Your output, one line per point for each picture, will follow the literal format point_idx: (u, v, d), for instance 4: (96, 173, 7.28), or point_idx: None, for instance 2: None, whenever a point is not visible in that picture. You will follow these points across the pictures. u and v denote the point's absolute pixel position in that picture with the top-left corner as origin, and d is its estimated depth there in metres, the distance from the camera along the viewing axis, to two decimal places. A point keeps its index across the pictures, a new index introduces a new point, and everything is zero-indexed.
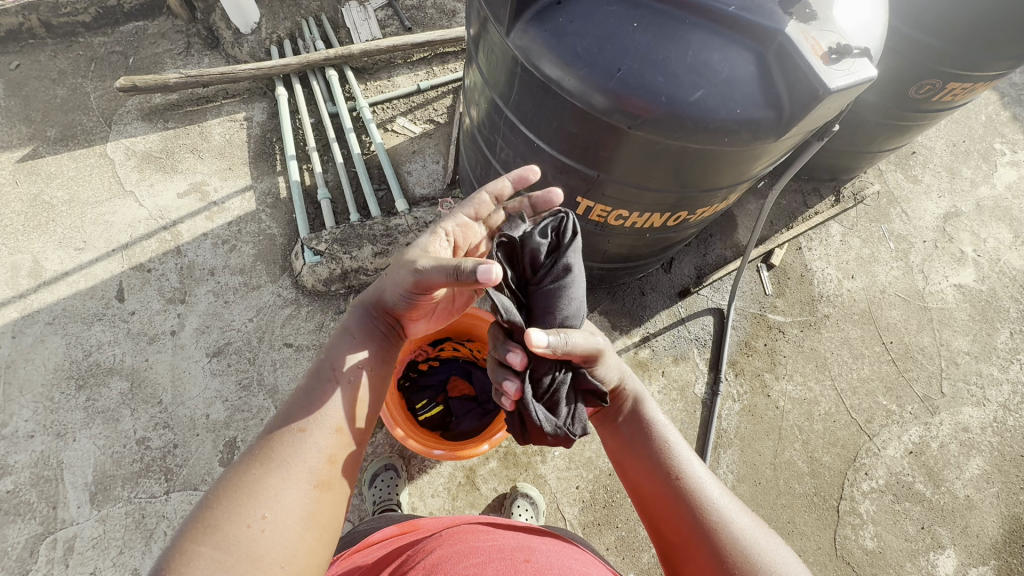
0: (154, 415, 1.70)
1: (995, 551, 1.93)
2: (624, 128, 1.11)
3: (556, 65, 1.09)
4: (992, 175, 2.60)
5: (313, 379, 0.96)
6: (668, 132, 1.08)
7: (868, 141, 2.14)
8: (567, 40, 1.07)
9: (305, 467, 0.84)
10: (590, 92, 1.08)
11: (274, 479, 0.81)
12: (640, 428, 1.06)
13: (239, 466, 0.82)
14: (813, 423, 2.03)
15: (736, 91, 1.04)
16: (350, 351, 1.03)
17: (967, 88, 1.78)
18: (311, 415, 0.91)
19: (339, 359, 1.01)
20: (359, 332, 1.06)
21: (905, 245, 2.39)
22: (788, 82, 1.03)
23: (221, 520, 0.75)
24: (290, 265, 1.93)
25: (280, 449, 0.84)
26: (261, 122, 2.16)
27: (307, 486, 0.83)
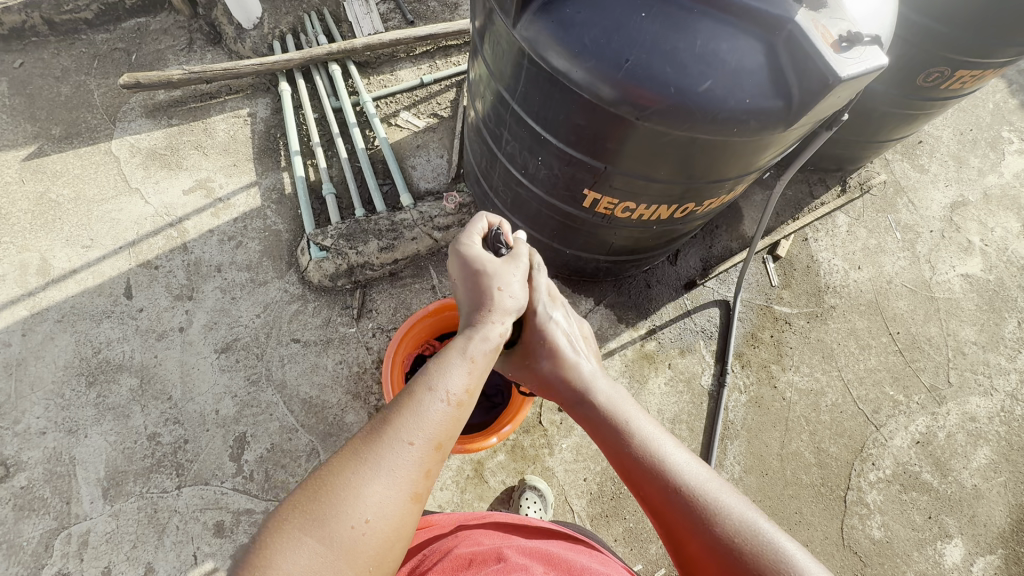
0: (165, 411, 1.71)
1: (1002, 540, 1.94)
2: (632, 119, 1.11)
3: (563, 56, 1.09)
4: (1000, 164, 2.58)
5: (420, 381, 0.78)
6: (677, 123, 1.07)
7: (874, 131, 2.12)
8: (574, 31, 1.07)
9: (410, 477, 0.71)
10: (598, 83, 1.07)
11: (372, 488, 0.68)
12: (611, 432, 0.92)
13: (339, 457, 0.71)
14: (820, 414, 2.03)
15: (745, 80, 1.03)
16: (462, 367, 0.81)
17: (976, 76, 1.76)
18: (424, 413, 0.75)
19: (453, 372, 0.80)
20: (475, 352, 0.84)
21: (912, 235, 2.38)
22: (798, 71, 1.02)
23: (328, 513, 0.65)
24: (296, 261, 1.94)
25: (383, 455, 0.70)
26: (264, 118, 2.16)
27: (404, 499, 0.70)
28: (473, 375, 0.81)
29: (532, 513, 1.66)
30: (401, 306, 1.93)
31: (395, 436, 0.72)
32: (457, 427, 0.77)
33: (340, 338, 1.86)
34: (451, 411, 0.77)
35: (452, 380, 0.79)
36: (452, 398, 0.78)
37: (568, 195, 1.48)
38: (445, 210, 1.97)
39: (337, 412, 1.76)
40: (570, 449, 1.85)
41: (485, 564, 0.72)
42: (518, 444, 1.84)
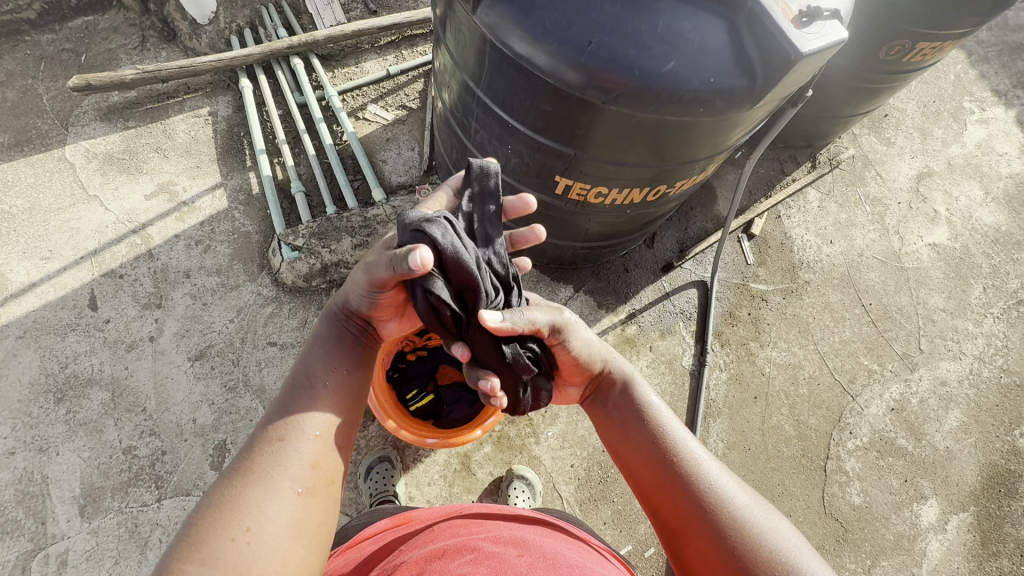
0: (139, 423, 1.67)
1: (973, 498, 2.02)
2: (598, 103, 1.09)
3: (525, 41, 1.07)
4: (963, 133, 2.65)
5: (286, 398, 0.91)
6: (643, 106, 1.06)
7: (841, 106, 2.15)
8: (534, 15, 1.05)
9: (287, 475, 0.80)
10: (562, 68, 1.06)
11: (257, 492, 0.76)
12: (630, 408, 1.05)
13: (216, 484, 0.77)
14: (798, 387, 2.07)
15: (708, 60, 1.03)
16: (328, 373, 0.97)
17: (936, 47, 1.78)
18: (285, 429, 0.86)
19: (318, 379, 0.95)
20: (340, 353, 1.01)
21: (881, 208, 2.43)
22: (760, 48, 1.03)
23: (208, 535, 0.70)
24: (268, 263, 1.90)
25: (259, 465, 0.80)
26: (226, 117, 2.08)
27: (291, 496, 0.78)
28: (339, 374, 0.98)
29: (521, 502, 1.67)
30: None
31: (269, 447, 0.83)
32: (330, 429, 0.90)
33: None
34: (325, 412, 0.91)
35: (320, 384, 0.95)
36: (324, 395, 0.93)
37: (539, 182, 1.47)
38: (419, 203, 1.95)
39: None
40: (555, 437, 1.86)
41: (458, 556, 0.72)
42: (504, 434, 1.84)
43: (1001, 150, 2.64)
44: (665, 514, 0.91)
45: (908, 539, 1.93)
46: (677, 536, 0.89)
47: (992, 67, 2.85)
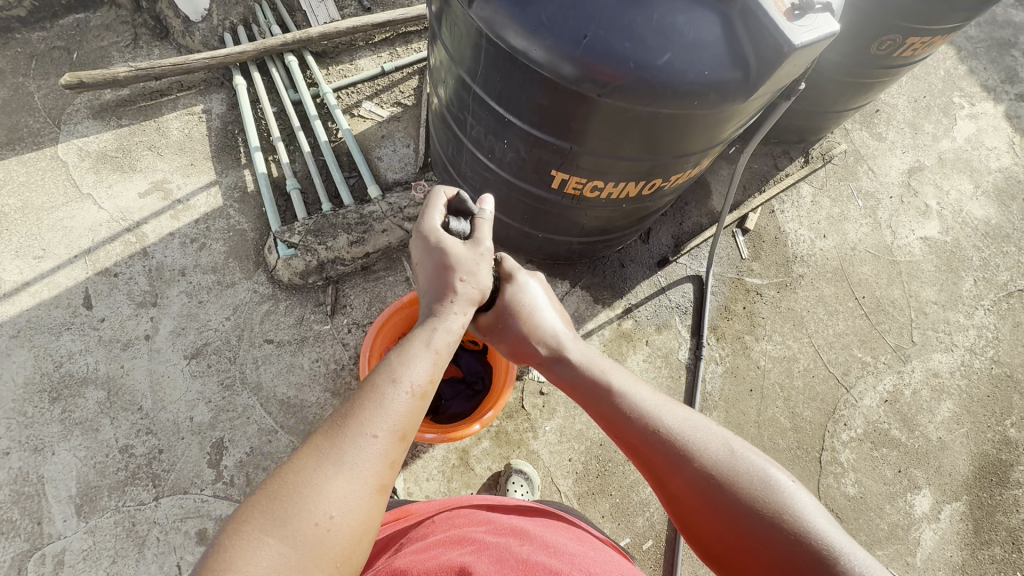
0: (136, 422, 1.66)
1: (965, 487, 2.05)
2: (593, 97, 1.10)
3: (521, 34, 1.07)
4: (953, 128, 2.68)
5: (381, 374, 0.80)
6: (639, 99, 1.07)
7: (833, 101, 2.17)
8: (530, 8, 1.05)
9: (370, 469, 0.73)
10: (558, 61, 1.06)
11: (338, 480, 0.69)
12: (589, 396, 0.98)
13: (295, 458, 0.71)
14: (792, 379, 2.09)
15: (702, 52, 1.03)
16: (424, 360, 0.84)
17: (926, 42, 1.81)
18: (375, 413, 0.76)
19: (413, 365, 0.82)
20: (439, 343, 0.87)
21: (873, 202, 2.45)
22: (754, 40, 1.03)
23: (289, 514, 0.66)
24: (264, 260, 1.89)
25: (345, 449, 0.72)
26: (220, 114, 2.07)
27: (370, 491, 0.72)
28: (430, 365, 0.84)
29: (519, 496, 1.68)
30: (376, 300, 1.92)
31: (357, 429, 0.73)
32: (415, 422, 0.80)
33: (315, 336, 1.84)
34: (415, 402, 0.80)
35: (412, 373, 0.82)
36: (414, 389, 0.81)
37: (535, 177, 1.48)
38: (415, 199, 1.96)
39: (316, 411, 1.75)
40: (553, 431, 1.86)
41: (459, 546, 0.73)
42: (502, 429, 1.85)
43: (990, 145, 2.68)
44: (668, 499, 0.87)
45: (902, 528, 1.95)
46: (689, 517, 0.84)
47: (982, 63, 2.88)
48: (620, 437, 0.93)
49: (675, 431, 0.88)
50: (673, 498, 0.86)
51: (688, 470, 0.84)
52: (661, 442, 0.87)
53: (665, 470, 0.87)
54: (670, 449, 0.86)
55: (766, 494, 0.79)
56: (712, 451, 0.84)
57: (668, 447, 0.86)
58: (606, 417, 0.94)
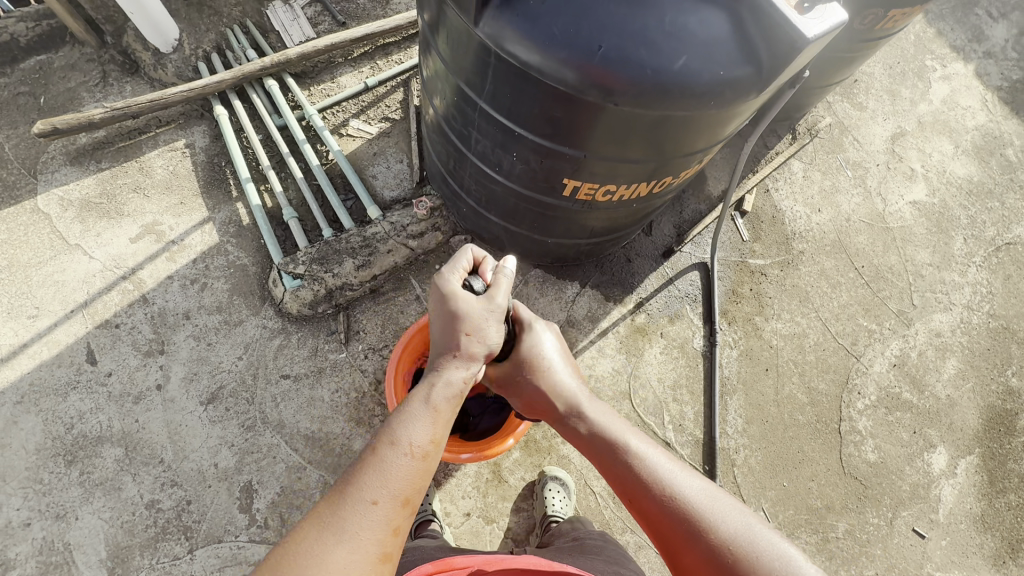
0: (159, 475, 1.61)
1: (976, 440, 2.12)
2: (604, 104, 1.09)
3: (532, 49, 1.04)
4: (928, 92, 2.73)
5: (384, 439, 0.93)
6: (656, 104, 1.06)
7: (820, 77, 2.19)
8: (539, 21, 1.02)
9: (370, 538, 0.83)
10: (570, 73, 1.04)
11: (342, 553, 0.80)
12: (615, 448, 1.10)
13: (309, 530, 0.82)
14: (805, 355, 2.13)
15: (716, 52, 1.03)
16: (423, 422, 0.96)
17: (906, 14, 1.82)
18: (380, 485, 0.87)
19: (413, 428, 0.94)
20: (437, 401, 0.99)
21: (861, 171, 2.50)
22: (766, 36, 1.03)
23: None
24: (270, 294, 1.84)
25: (349, 519, 0.83)
26: (204, 147, 1.99)
27: (371, 559, 0.82)
28: (430, 429, 0.96)
29: (557, 502, 1.68)
30: (389, 322, 1.89)
31: (360, 497, 0.85)
32: (416, 487, 0.91)
33: (331, 366, 1.81)
34: (414, 464, 0.92)
35: (414, 435, 0.93)
36: (412, 450, 0.92)
37: (544, 186, 1.46)
38: (417, 216, 1.92)
39: (343, 442, 1.73)
40: None
41: None
42: (530, 438, 1.84)
43: (965, 104, 2.75)
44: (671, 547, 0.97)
45: (923, 487, 2.02)
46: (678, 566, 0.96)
47: (949, 24, 2.94)
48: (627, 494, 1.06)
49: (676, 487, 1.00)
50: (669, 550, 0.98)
51: (683, 525, 0.95)
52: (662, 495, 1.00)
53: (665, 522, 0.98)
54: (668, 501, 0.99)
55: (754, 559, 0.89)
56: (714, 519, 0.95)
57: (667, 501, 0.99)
58: (613, 472, 1.08)
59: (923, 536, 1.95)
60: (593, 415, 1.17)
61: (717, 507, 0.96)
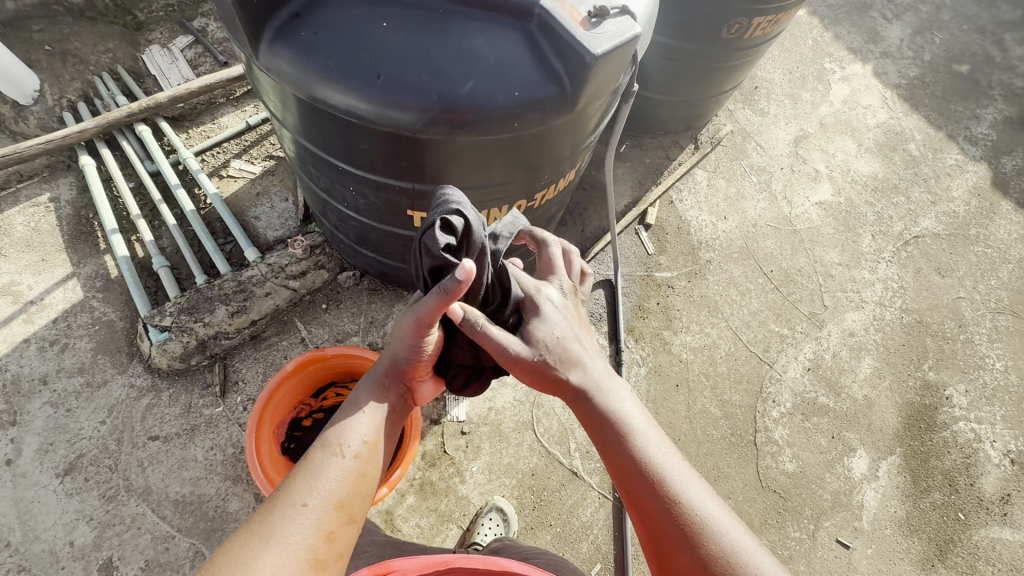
0: (4, 561, 1.47)
1: (897, 439, 2.08)
2: (406, 134, 1.02)
3: (313, 82, 0.97)
4: (828, 93, 2.77)
5: (316, 443, 0.95)
6: (455, 130, 1.00)
7: (705, 89, 2.18)
8: (316, 54, 0.95)
9: (300, 544, 0.82)
10: (357, 104, 0.97)
11: (269, 559, 0.78)
12: (613, 428, 0.98)
13: (235, 540, 0.80)
14: (716, 367, 2.08)
15: (508, 73, 0.97)
16: (360, 423, 0.99)
17: (771, 21, 1.86)
18: (311, 488, 0.88)
19: (349, 429, 0.97)
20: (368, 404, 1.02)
21: (766, 176, 2.49)
22: (559, 54, 0.98)
23: None
24: (138, 349, 1.73)
25: (279, 524, 0.82)
26: (71, 200, 1.90)
27: (301, 565, 0.81)
28: (369, 428, 0.99)
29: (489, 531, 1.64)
30: (271, 369, 1.79)
31: (289, 503, 0.85)
32: (351, 491, 0.92)
33: (207, 421, 1.70)
34: (349, 465, 0.94)
35: (353, 438, 0.96)
36: (349, 451, 0.95)
37: (395, 220, 1.39)
38: (295, 255, 1.84)
39: (218, 503, 1.60)
40: (481, 471, 1.78)
41: None
42: (426, 481, 1.74)
43: (865, 103, 2.79)
44: (648, 528, 0.93)
45: (845, 494, 1.95)
46: (657, 544, 0.92)
47: (844, 27, 3.01)
48: (627, 491, 0.96)
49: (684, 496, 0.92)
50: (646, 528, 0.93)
51: (691, 543, 0.88)
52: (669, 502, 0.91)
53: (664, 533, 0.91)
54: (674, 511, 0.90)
55: (731, 553, 0.86)
56: (705, 509, 0.91)
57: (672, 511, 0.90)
58: (620, 468, 0.96)
59: (848, 547, 1.88)
60: (608, 397, 1.00)
61: (721, 520, 0.90)
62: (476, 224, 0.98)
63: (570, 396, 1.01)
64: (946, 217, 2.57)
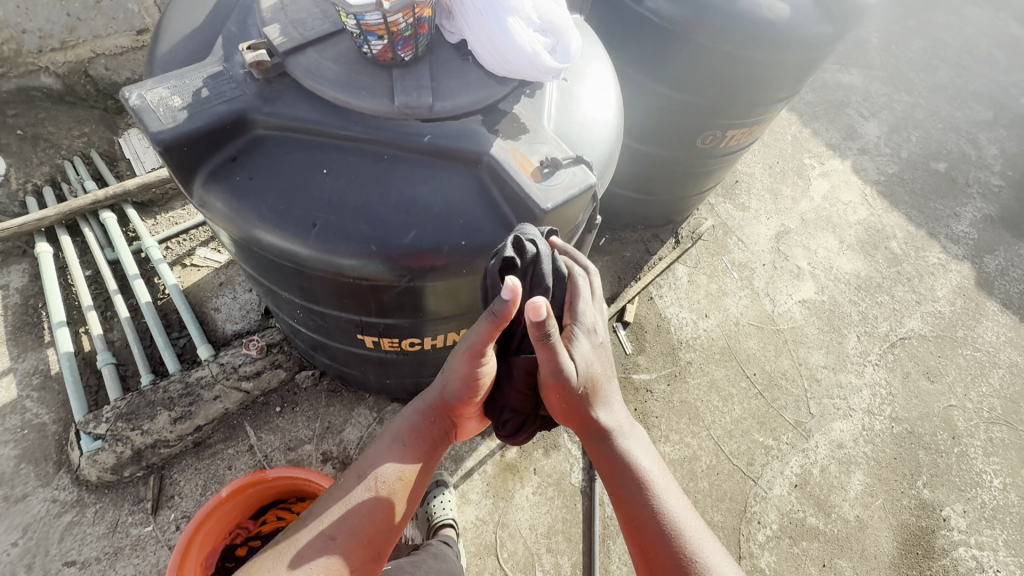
0: None
1: (894, 569, 1.92)
2: (346, 279, 0.94)
3: (244, 226, 0.90)
4: (809, 189, 2.78)
5: (353, 472, 1.02)
6: (398, 278, 0.92)
7: (682, 190, 2.17)
8: (248, 201, 0.88)
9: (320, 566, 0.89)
10: (291, 250, 0.90)
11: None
12: (625, 470, 1.01)
13: (270, 551, 0.91)
14: (697, 482, 1.94)
15: (455, 221, 0.91)
16: (393, 460, 1.03)
17: (744, 133, 1.87)
18: (339, 514, 0.95)
19: (383, 465, 1.02)
20: (405, 440, 1.05)
21: (748, 272, 2.45)
22: (511, 201, 0.93)
23: None
24: (68, 458, 1.60)
25: (306, 544, 0.91)
26: (21, 288, 1.81)
27: None
28: (401, 468, 1.02)
29: None
30: (212, 482, 1.65)
31: (317, 526, 0.93)
32: (375, 525, 0.97)
33: (133, 543, 1.54)
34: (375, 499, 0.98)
35: (389, 475, 1.01)
36: (384, 487, 1.00)
37: (345, 340, 1.29)
38: (250, 356, 1.74)
39: None
40: None
41: None
42: None
43: (845, 199, 2.80)
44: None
45: None
46: None
47: (822, 124, 3.08)
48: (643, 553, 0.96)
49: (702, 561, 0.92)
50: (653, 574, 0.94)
51: None
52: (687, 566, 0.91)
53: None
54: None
55: None
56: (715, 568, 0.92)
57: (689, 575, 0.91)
58: (635, 515, 0.97)
59: None
60: (626, 440, 1.03)
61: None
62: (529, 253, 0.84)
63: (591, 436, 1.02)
64: (931, 318, 2.52)
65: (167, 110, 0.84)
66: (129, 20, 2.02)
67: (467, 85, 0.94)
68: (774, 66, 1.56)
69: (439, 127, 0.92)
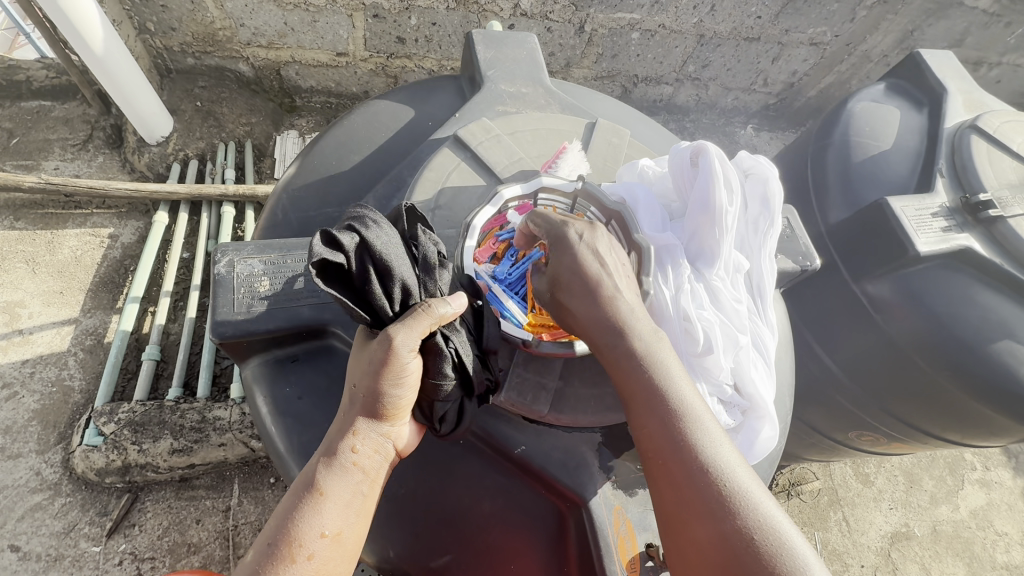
0: None
1: None
2: (376, 543, 0.88)
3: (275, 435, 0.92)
4: (958, 493, 2.20)
5: (262, 544, 0.66)
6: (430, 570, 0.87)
7: (802, 449, 1.78)
8: (287, 418, 0.92)
9: None
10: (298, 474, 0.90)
11: None
12: (639, 381, 0.74)
13: None
14: None
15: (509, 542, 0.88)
16: (318, 507, 0.69)
17: (901, 446, 1.45)
18: None
19: (306, 518, 0.68)
20: (331, 475, 0.71)
21: (838, 565, 1.98)
22: (579, 554, 0.86)
23: None
24: (70, 435, 1.57)
25: None
26: (125, 245, 1.86)
27: None
28: (334, 516, 0.69)
29: None
30: (173, 529, 1.53)
31: None
32: None
33: (73, 557, 1.46)
34: (307, 565, 0.66)
35: (310, 534, 0.67)
36: (305, 551, 0.66)
37: None
38: None
39: None
40: None
41: None
42: None
43: (1001, 528, 2.16)
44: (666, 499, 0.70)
45: None
46: (688, 529, 0.68)
47: None
48: (663, 485, 0.71)
49: (743, 486, 0.68)
50: (669, 493, 0.70)
51: (724, 514, 0.66)
52: (726, 500, 0.67)
53: (720, 558, 0.65)
54: (730, 511, 0.66)
55: (779, 544, 0.64)
56: (750, 493, 0.68)
57: (727, 512, 0.66)
58: (653, 435, 0.72)
59: None
60: (646, 346, 0.75)
61: (787, 523, 0.67)
62: (380, 264, 0.71)
63: (603, 339, 0.76)
64: None
65: (248, 295, 0.89)
66: (335, 42, 1.98)
67: (599, 404, 0.86)
68: (991, 422, 1.16)
69: (537, 445, 0.88)
